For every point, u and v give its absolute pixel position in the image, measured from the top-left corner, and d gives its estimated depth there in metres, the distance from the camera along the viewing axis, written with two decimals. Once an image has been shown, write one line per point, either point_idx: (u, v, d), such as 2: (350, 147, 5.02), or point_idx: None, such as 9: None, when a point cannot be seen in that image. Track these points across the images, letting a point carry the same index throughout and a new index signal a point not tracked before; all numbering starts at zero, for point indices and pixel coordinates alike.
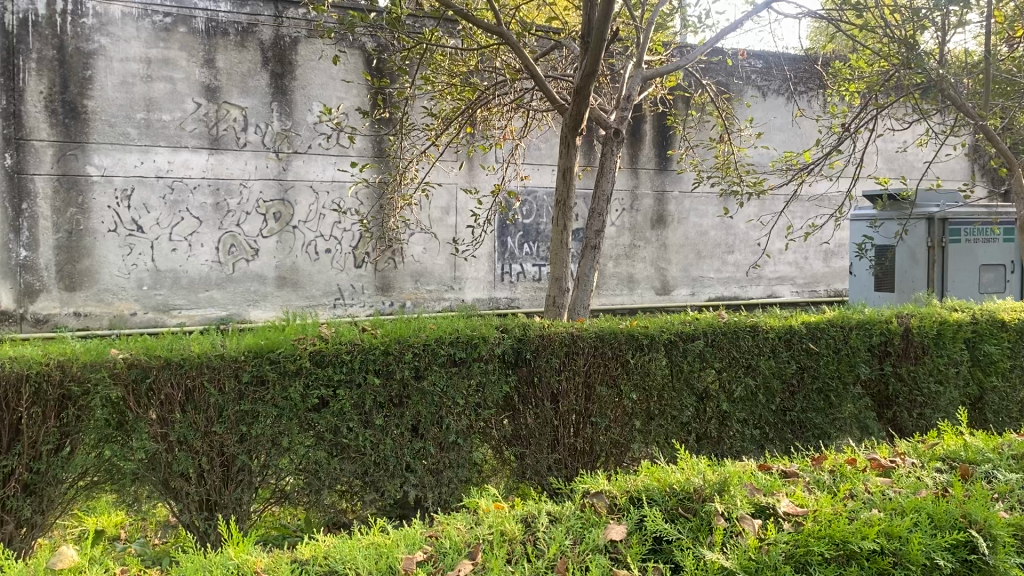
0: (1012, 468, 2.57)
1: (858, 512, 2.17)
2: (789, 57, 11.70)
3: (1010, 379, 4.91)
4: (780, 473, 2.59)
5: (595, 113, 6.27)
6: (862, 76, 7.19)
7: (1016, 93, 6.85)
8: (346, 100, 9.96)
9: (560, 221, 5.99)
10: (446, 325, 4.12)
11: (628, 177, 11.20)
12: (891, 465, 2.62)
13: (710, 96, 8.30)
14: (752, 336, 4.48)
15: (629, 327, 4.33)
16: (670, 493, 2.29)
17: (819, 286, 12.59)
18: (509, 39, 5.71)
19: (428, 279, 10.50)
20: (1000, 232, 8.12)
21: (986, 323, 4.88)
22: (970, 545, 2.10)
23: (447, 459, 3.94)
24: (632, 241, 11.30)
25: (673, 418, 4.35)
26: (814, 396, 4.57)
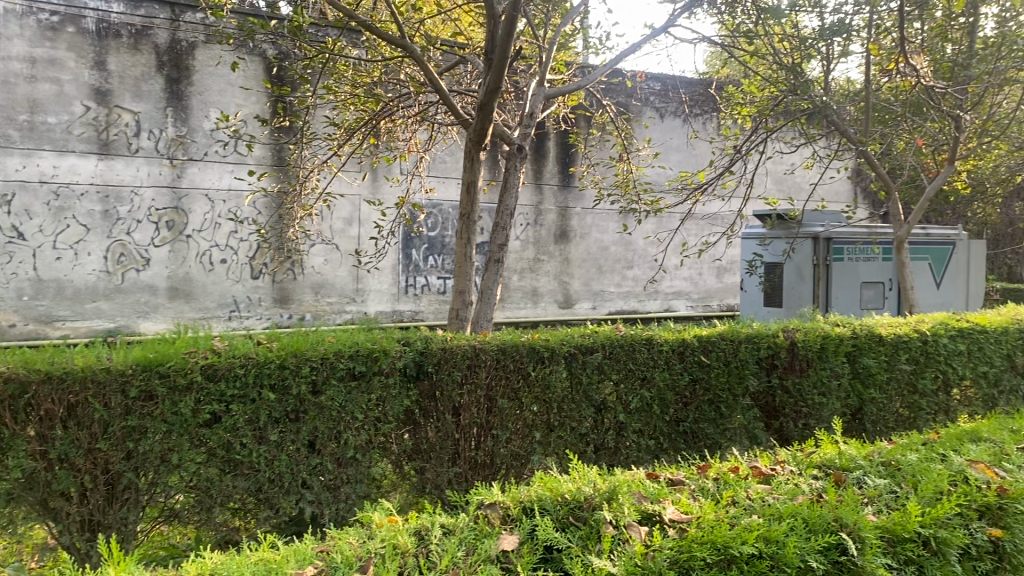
0: (880, 473, 2.72)
1: (739, 518, 2.23)
2: (686, 80, 12.10)
3: (887, 392, 5.17)
4: (666, 481, 2.65)
5: (499, 129, 6.32)
6: (753, 100, 7.50)
7: (893, 122, 7.28)
8: (245, 107, 9.75)
9: (464, 234, 6.00)
10: (345, 338, 4.09)
11: (531, 193, 11.34)
12: (770, 473, 2.73)
13: (610, 115, 8.50)
14: (648, 348, 4.61)
15: (530, 340, 4.39)
16: (562, 502, 2.30)
17: (713, 301, 13.03)
18: (413, 52, 5.71)
19: (329, 291, 10.36)
20: (879, 251, 8.58)
21: (865, 336, 5.13)
22: (841, 547, 2.19)
23: (345, 474, 3.91)
24: (535, 255, 11.44)
25: (571, 430, 4.42)
26: (705, 407, 4.74)
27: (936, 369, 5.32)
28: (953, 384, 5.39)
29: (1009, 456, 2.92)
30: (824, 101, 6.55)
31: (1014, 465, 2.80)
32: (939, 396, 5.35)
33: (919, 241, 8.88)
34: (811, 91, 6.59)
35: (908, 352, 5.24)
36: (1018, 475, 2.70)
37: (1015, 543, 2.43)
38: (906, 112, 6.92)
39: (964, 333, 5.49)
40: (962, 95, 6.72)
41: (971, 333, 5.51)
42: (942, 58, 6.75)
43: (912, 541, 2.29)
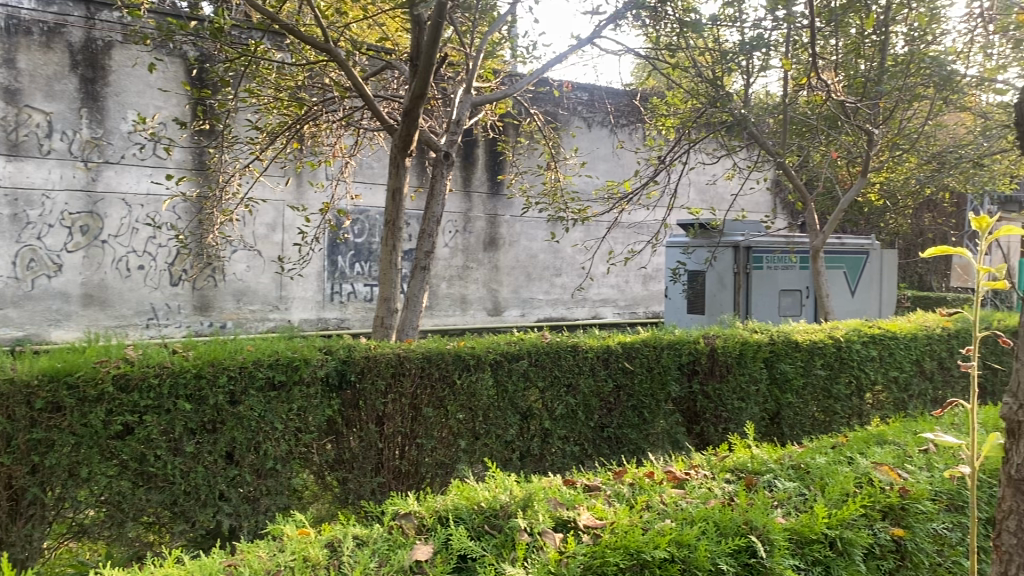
0: (790, 476, 2.80)
1: (652, 523, 2.24)
2: (612, 90, 12.27)
3: (803, 396, 5.31)
4: (583, 487, 2.68)
5: (425, 136, 6.28)
6: (677, 112, 7.66)
7: (810, 135, 7.51)
8: (164, 109, 9.49)
9: (389, 240, 5.94)
10: (265, 346, 4.01)
11: (459, 200, 11.33)
12: (686, 477, 2.77)
13: (538, 124, 8.56)
14: (573, 355, 4.64)
15: (456, 348, 4.38)
16: (478, 511, 2.30)
17: (639, 308, 13.22)
18: (337, 56, 5.63)
19: (251, 298, 10.13)
20: (797, 260, 8.85)
21: (783, 342, 5.27)
22: (751, 550, 2.21)
23: (264, 486, 3.84)
24: (464, 262, 11.42)
25: (497, 437, 4.42)
26: (629, 413, 4.80)
27: (850, 374, 5.49)
28: (865, 389, 5.57)
29: (912, 458, 3.03)
30: (744, 114, 6.71)
31: (917, 467, 2.91)
32: (852, 400, 5.52)
33: (834, 250, 9.18)
34: (731, 104, 6.76)
35: (824, 358, 5.40)
36: (919, 476, 2.80)
37: (916, 541, 2.51)
38: (821, 125, 7.14)
39: (876, 339, 5.68)
40: (874, 110, 6.97)
41: (883, 339, 5.71)
42: (855, 74, 6.98)
43: (820, 542, 2.34)
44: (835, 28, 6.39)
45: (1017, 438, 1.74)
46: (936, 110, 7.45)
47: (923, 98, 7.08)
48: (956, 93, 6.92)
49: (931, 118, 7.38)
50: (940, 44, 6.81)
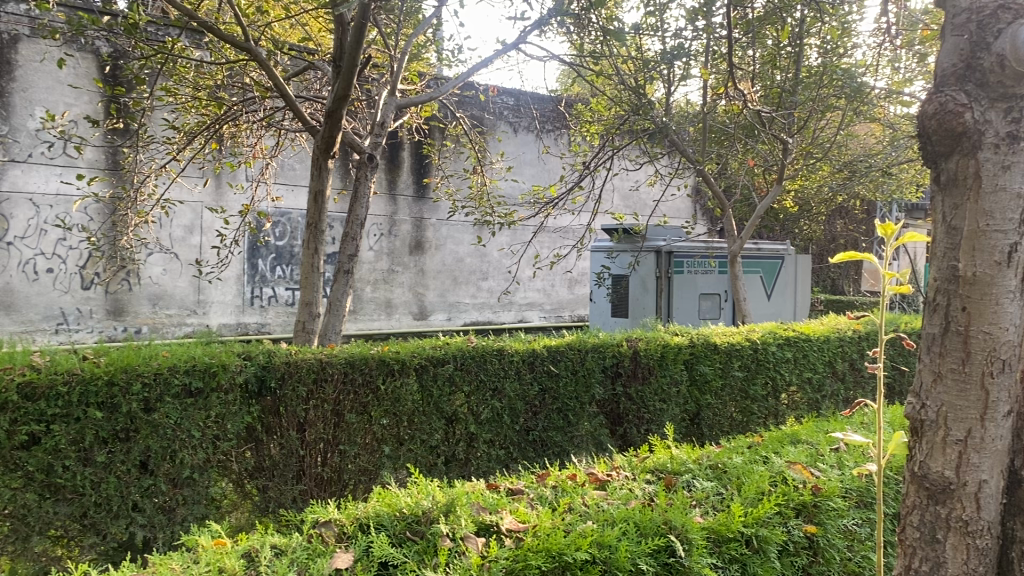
0: (708, 476, 2.86)
1: (574, 525, 2.25)
2: (537, 96, 12.35)
3: (722, 397, 5.44)
4: (506, 491, 2.67)
5: (349, 137, 6.19)
6: (601, 119, 7.77)
7: (728, 144, 7.71)
8: (75, 107, 9.14)
9: (311, 243, 5.84)
10: (181, 352, 3.90)
11: (384, 203, 11.24)
12: (607, 478, 2.80)
13: (464, 128, 8.55)
14: (498, 359, 4.65)
15: (380, 352, 4.34)
16: (400, 517, 2.26)
17: (564, 312, 13.33)
18: (258, 56, 5.50)
19: (167, 302, 9.82)
20: (716, 265, 9.07)
21: (702, 345, 5.38)
22: (670, 549, 2.24)
23: (181, 496, 3.73)
24: (390, 266, 11.32)
25: (422, 442, 4.39)
26: (554, 415, 4.83)
27: (766, 375, 5.64)
28: (781, 390, 5.73)
29: (823, 457, 3.13)
30: (664, 122, 6.84)
31: (827, 465, 3.01)
32: (769, 401, 5.68)
33: (752, 255, 9.43)
34: (653, 111, 6.87)
35: (741, 359, 5.53)
36: (830, 474, 2.89)
37: (828, 537, 2.58)
38: (739, 134, 7.34)
39: (791, 341, 5.85)
40: (788, 120, 7.19)
41: (797, 341, 5.88)
42: (771, 84, 7.19)
43: (736, 540, 2.38)
44: (752, 39, 6.56)
45: (920, 435, 1.80)
46: (847, 121, 7.72)
47: (835, 109, 7.33)
48: (866, 104, 7.20)
49: (843, 128, 7.66)
50: (850, 57, 7.07)
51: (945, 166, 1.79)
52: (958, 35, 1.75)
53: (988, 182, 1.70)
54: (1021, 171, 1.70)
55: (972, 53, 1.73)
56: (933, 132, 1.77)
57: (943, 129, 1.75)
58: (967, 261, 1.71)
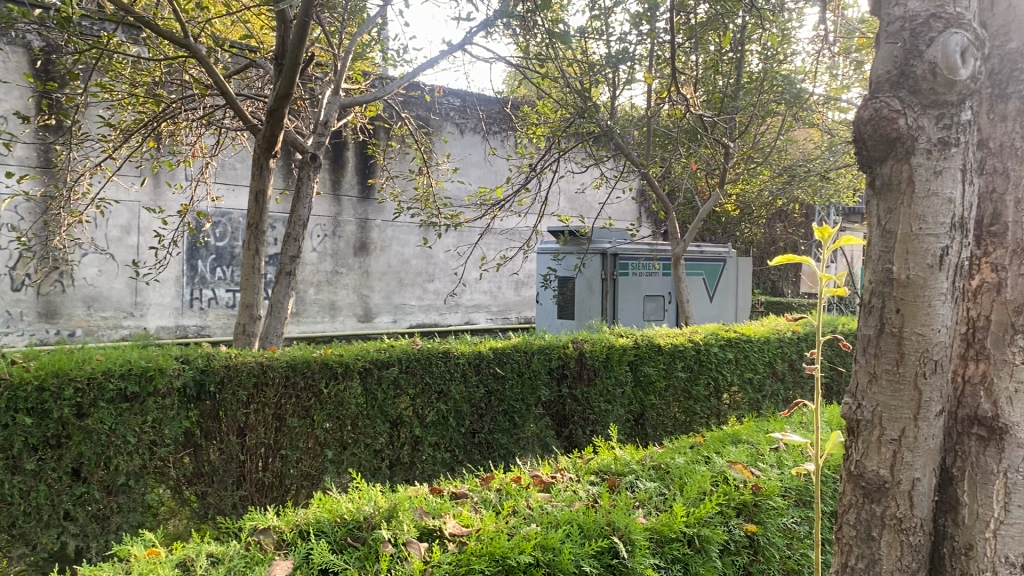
0: (651, 476, 2.88)
1: (518, 528, 2.24)
2: (483, 97, 12.34)
3: (666, 398, 5.49)
4: (450, 495, 2.64)
5: (291, 137, 6.10)
6: (547, 121, 7.80)
7: (672, 148, 7.81)
8: (5, 103, 8.83)
9: (252, 244, 5.73)
10: (116, 355, 3.79)
11: (328, 203, 11.11)
12: (551, 481, 2.79)
13: (410, 128, 8.49)
14: (444, 361, 4.63)
15: (323, 355, 4.29)
16: (341, 523, 2.21)
17: (511, 314, 13.33)
18: (197, 52, 5.37)
19: (103, 305, 9.54)
20: (659, 267, 9.18)
21: (646, 346, 5.43)
22: (613, 551, 2.23)
23: (115, 503, 3.64)
24: (334, 267, 11.19)
25: (365, 446, 4.35)
26: (500, 417, 4.81)
27: (708, 376, 5.71)
28: (723, 391, 5.81)
29: (764, 457, 3.18)
30: (609, 125, 6.91)
31: (767, 465, 3.05)
32: (712, 401, 5.75)
33: (694, 257, 9.56)
34: (598, 114, 6.93)
35: (684, 360, 5.59)
36: (770, 473, 2.93)
37: (768, 536, 2.62)
38: (682, 138, 7.44)
39: (732, 342, 5.93)
40: (729, 125, 7.31)
41: (738, 342, 5.97)
42: (714, 89, 7.29)
43: (679, 540, 2.40)
44: (694, 45, 6.64)
45: (856, 435, 1.84)
46: (786, 126, 7.88)
47: (775, 115, 7.47)
48: (805, 110, 7.36)
49: (782, 133, 7.81)
50: (789, 64, 7.21)
51: (881, 171, 1.83)
52: (893, 43, 1.79)
53: (921, 187, 1.74)
54: (952, 176, 1.73)
55: (906, 60, 1.76)
56: (868, 138, 1.81)
57: (878, 134, 1.78)
58: (901, 265, 1.75)
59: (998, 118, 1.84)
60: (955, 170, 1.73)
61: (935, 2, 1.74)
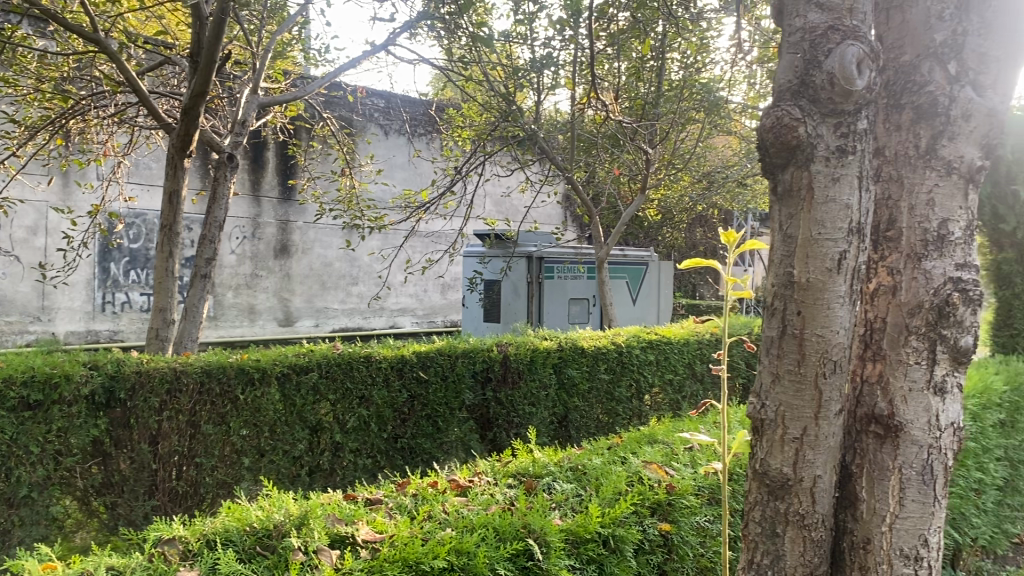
0: (568, 478, 2.90)
1: (432, 533, 2.22)
2: (408, 99, 12.28)
3: (589, 400, 5.53)
4: (364, 501, 2.60)
5: (207, 136, 5.94)
6: (472, 124, 7.80)
7: (595, 153, 7.89)
8: None
9: (165, 246, 5.57)
10: (17, 362, 3.67)
11: (248, 204, 10.90)
12: (468, 484, 2.77)
13: (332, 129, 8.36)
14: (365, 365, 4.57)
15: (239, 361, 4.21)
16: (250, 532, 2.16)
17: (437, 317, 13.26)
18: (107, 47, 5.18)
19: (7, 309, 9.13)
20: (584, 270, 9.27)
21: (570, 348, 5.47)
22: (528, 553, 2.23)
23: (17, 516, 3.53)
24: (253, 270, 10.97)
25: (284, 453, 4.28)
26: (422, 422, 4.78)
27: (631, 377, 5.79)
28: (644, 391, 5.90)
29: (678, 457, 3.23)
30: (533, 129, 6.94)
31: (682, 464, 3.10)
32: (633, 402, 5.83)
33: (618, 261, 9.68)
34: (522, 119, 6.96)
35: (607, 363, 5.65)
36: (684, 472, 2.98)
37: (681, 535, 2.66)
38: (605, 143, 7.55)
39: (653, 344, 6.03)
40: (650, 131, 7.45)
41: (659, 344, 6.06)
42: (636, 96, 7.40)
43: (593, 541, 2.41)
44: (616, 52, 6.72)
45: (761, 434, 1.88)
46: (705, 133, 8.06)
47: (694, 122, 7.64)
48: (723, 118, 7.54)
49: (701, 140, 7.99)
50: (708, 72, 7.38)
51: (782, 177, 1.87)
52: (793, 54, 1.84)
53: (820, 193, 1.79)
54: (849, 182, 1.79)
55: (805, 71, 1.81)
56: (770, 145, 1.84)
57: (779, 142, 1.82)
58: (801, 268, 1.80)
59: (893, 127, 1.92)
60: (852, 177, 1.79)
61: (833, 14, 1.80)
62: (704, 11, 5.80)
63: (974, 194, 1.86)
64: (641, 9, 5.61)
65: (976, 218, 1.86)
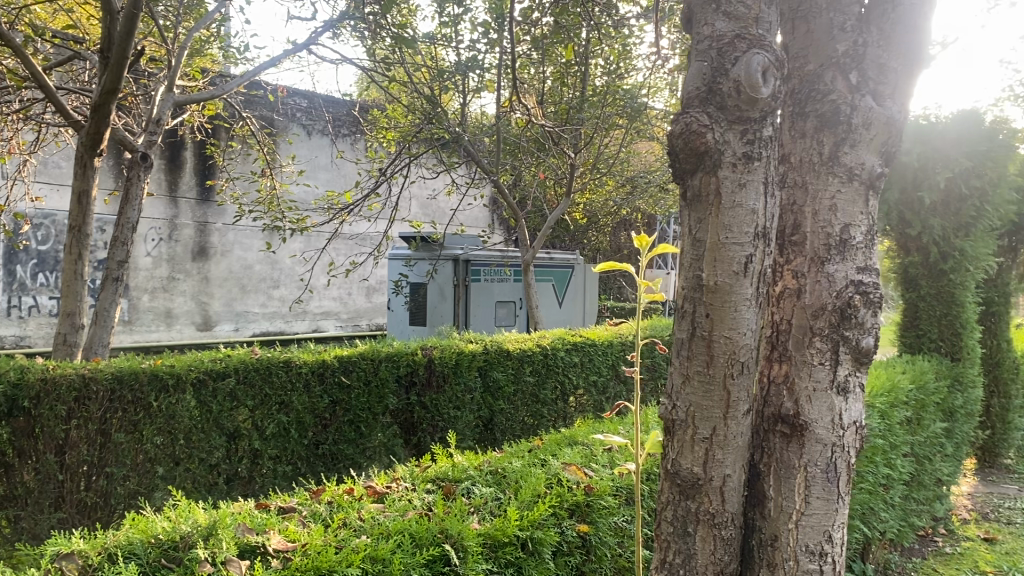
0: (487, 482, 2.89)
1: (347, 541, 2.18)
2: (331, 99, 12.11)
3: (514, 402, 5.52)
4: (277, 509, 2.54)
5: (119, 135, 5.73)
6: (397, 126, 7.73)
7: (521, 156, 7.91)
8: None
9: (73, 248, 5.36)
10: None
11: (165, 205, 10.61)
12: (385, 491, 2.74)
13: (252, 129, 8.17)
14: (285, 371, 4.49)
15: (153, 366, 4.09)
16: (155, 544, 2.07)
17: (362, 321, 13.11)
18: (11, 40, 4.94)
19: None
20: (511, 273, 9.31)
21: (495, 351, 5.46)
22: (445, 559, 2.22)
23: None
24: (170, 273, 10.65)
25: (200, 461, 4.17)
26: (344, 427, 4.71)
27: (556, 379, 5.82)
28: (569, 393, 5.93)
29: (597, 457, 3.26)
30: (458, 132, 6.93)
31: (601, 465, 3.13)
32: (558, 404, 5.85)
33: (544, 264, 9.71)
34: (446, 121, 6.92)
35: (532, 365, 5.66)
36: (602, 473, 3.01)
37: (600, 536, 2.68)
38: (531, 147, 7.59)
39: (577, 346, 6.07)
40: (575, 136, 7.50)
41: (583, 346, 6.11)
42: (561, 101, 7.45)
43: (512, 544, 2.41)
44: (541, 56, 6.75)
45: (671, 434, 1.90)
46: (630, 139, 8.17)
47: (617, 127, 7.72)
48: (646, 123, 7.66)
49: (625, 145, 8.09)
50: (631, 78, 7.49)
51: (691, 183, 1.89)
52: (702, 61, 1.87)
53: (728, 198, 1.83)
54: (755, 189, 1.83)
55: (713, 78, 1.84)
56: (679, 151, 1.87)
57: (687, 149, 1.84)
58: (710, 271, 1.83)
59: (798, 134, 1.98)
60: (758, 183, 1.84)
61: (739, 23, 1.85)
62: (626, 18, 5.86)
63: (874, 199, 1.93)
64: (564, 14, 5.64)
65: (877, 223, 1.93)
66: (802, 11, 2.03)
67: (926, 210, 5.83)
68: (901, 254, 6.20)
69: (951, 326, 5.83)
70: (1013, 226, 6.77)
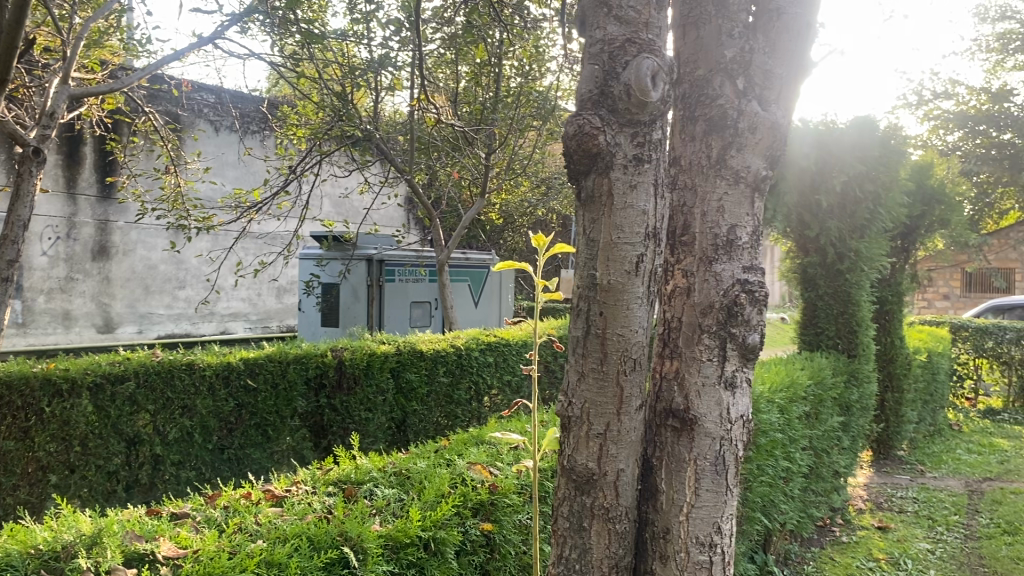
0: (389, 484, 2.87)
1: (241, 546, 2.13)
2: (239, 94, 11.82)
3: (427, 404, 5.48)
4: (169, 515, 2.47)
5: (8, 127, 5.46)
6: (307, 123, 7.58)
7: (434, 156, 7.89)
8: None
9: None
10: None
11: (63, 202, 10.20)
12: (283, 495, 2.70)
13: (155, 124, 7.90)
14: (188, 375, 4.39)
15: (45, 370, 4.01)
16: (34, 555, 1.98)
17: (272, 322, 12.86)
18: None
19: None
20: (426, 273, 9.28)
21: (408, 352, 5.41)
22: (344, 561, 2.19)
23: None
24: (68, 273, 10.23)
25: (98, 469, 4.10)
26: (250, 431, 4.61)
27: (469, 379, 5.79)
28: (483, 393, 5.90)
29: (502, 456, 3.28)
30: (370, 130, 6.87)
31: (505, 463, 3.14)
32: (472, 404, 5.83)
33: (459, 263, 9.71)
34: (358, 119, 6.85)
35: (446, 366, 5.62)
36: (507, 472, 3.01)
37: (503, 534, 2.70)
38: (445, 147, 7.60)
39: (491, 346, 6.07)
40: (489, 136, 7.53)
41: (497, 346, 6.12)
42: (476, 101, 7.47)
43: (414, 545, 2.40)
44: (455, 56, 6.75)
45: (568, 430, 1.92)
46: (543, 140, 8.25)
47: (531, 129, 7.80)
48: (559, 124, 7.75)
49: (539, 146, 8.17)
50: (545, 80, 7.57)
51: (585, 183, 1.92)
52: (594, 64, 1.90)
53: (619, 199, 1.87)
54: (645, 190, 1.88)
55: (605, 82, 1.88)
56: (574, 152, 1.89)
57: (581, 150, 1.87)
58: (603, 271, 1.87)
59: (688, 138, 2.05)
60: (647, 185, 1.89)
61: (631, 28, 1.89)
62: (538, 19, 5.92)
63: (760, 201, 2.00)
64: (474, 14, 5.65)
65: (762, 224, 2.00)
66: (692, 17, 2.08)
67: (824, 212, 6.06)
68: (800, 255, 6.44)
69: (847, 324, 6.10)
70: (903, 228, 7.11)
